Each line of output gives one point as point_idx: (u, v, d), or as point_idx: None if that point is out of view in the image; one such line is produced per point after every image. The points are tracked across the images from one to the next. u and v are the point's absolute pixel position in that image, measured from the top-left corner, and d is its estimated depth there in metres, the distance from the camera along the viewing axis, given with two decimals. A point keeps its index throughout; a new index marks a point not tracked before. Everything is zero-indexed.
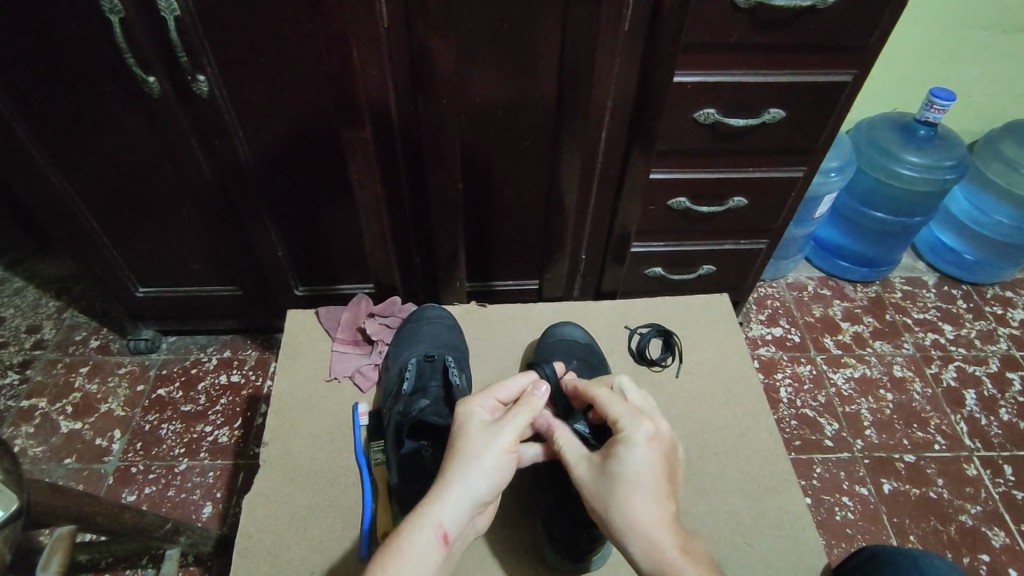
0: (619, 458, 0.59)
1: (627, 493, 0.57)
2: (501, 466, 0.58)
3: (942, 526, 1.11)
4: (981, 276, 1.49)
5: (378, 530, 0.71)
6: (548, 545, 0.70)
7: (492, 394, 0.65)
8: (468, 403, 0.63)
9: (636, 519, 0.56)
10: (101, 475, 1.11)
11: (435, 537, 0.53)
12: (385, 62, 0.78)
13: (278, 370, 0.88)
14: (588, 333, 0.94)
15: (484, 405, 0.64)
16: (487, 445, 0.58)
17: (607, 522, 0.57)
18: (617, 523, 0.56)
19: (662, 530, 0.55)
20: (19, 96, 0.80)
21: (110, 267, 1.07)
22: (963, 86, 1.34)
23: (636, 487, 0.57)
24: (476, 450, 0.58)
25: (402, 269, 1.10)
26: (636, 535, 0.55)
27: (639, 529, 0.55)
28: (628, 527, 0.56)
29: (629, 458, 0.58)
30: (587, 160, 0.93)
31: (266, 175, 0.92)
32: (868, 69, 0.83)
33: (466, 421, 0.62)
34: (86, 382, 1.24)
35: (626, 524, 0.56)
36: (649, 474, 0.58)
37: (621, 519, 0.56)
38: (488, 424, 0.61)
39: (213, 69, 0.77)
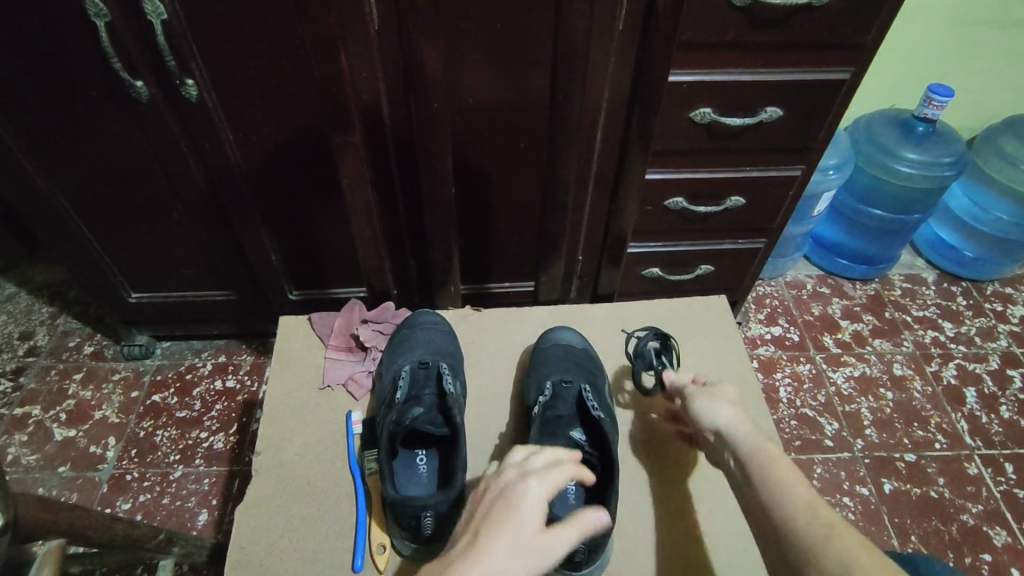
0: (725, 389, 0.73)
1: (731, 402, 0.70)
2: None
3: (944, 526, 1.11)
4: (981, 272, 1.48)
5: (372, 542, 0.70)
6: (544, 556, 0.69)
7: (556, 477, 0.56)
8: (533, 484, 0.55)
9: (734, 412, 0.68)
10: (95, 483, 1.10)
11: None
12: (376, 65, 0.77)
13: (270, 378, 0.87)
14: (584, 337, 0.93)
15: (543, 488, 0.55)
16: (532, 548, 0.50)
17: (718, 419, 0.68)
18: (719, 410, 0.68)
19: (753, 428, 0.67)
20: (13, 98, 0.79)
21: (101, 273, 1.06)
22: (961, 82, 1.33)
23: (735, 402, 0.70)
24: (520, 548, 0.50)
25: (397, 273, 1.09)
26: (734, 420, 0.67)
27: (734, 416, 0.67)
28: (727, 412, 0.68)
29: (731, 389, 0.73)
30: (582, 162, 0.92)
31: (258, 179, 0.91)
32: (865, 66, 0.82)
33: (524, 507, 0.53)
34: (79, 389, 1.23)
35: (726, 412, 0.68)
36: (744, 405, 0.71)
37: (723, 408, 0.68)
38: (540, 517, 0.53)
39: (201, 73, 0.76)
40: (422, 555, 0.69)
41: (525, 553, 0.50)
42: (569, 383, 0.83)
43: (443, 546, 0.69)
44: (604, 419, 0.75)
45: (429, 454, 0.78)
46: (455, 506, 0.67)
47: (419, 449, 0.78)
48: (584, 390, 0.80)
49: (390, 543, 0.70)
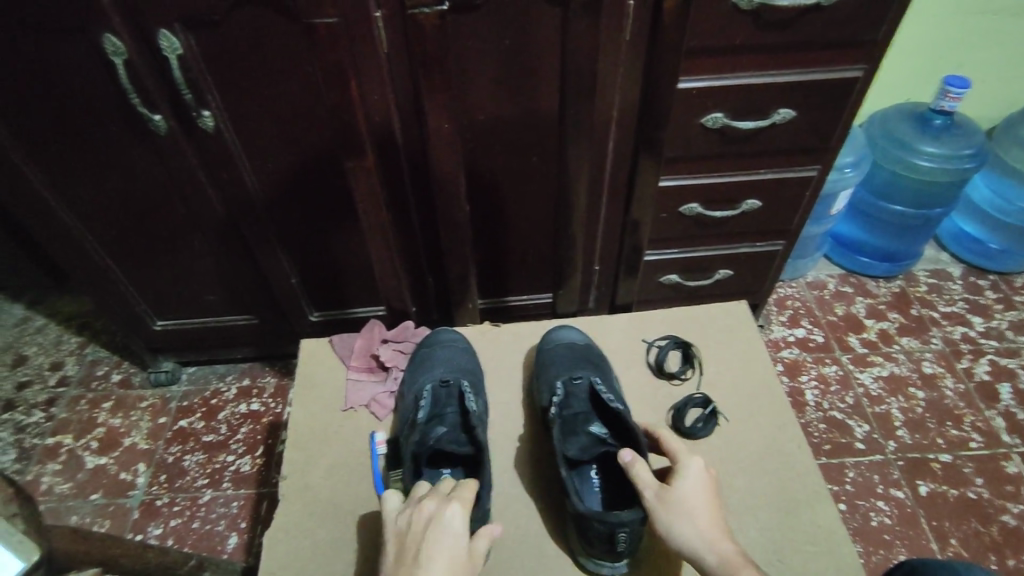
0: (687, 482, 0.66)
1: (699, 509, 0.64)
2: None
3: (985, 528, 1.07)
4: (1009, 265, 1.45)
5: None
6: (581, 548, 0.70)
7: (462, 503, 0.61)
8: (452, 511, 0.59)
9: (706, 524, 0.63)
10: (127, 509, 1.12)
11: None
12: (386, 88, 0.78)
13: (293, 401, 0.88)
14: (596, 345, 0.93)
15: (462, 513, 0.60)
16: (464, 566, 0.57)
17: (675, 532, 0.63)
18: (687, 534, 0.63)
19: (726, 536, 0.63)
20: (30, 127, 0.80)
21: (127, 302, 1.08)
22: (978, 73, 1.31)
23: (700, 506, 0.64)
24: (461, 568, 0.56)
25: (414, 291, 1.09)
26: (706, 541, 0.62)
27: (705, 534, 0.63)
28: (698, 535, 0.62)
29: (691, 482, 0.66)
30: (594, 172, 0.92)
31: (274, 205, 0.92)
32: (877, 64, 0.81)
33: (448, 539, 0.57)
34: (109, 417, 1.25)
35: (697, 534, 0.62)
36: (710, 501, 0.65)
37: (691, 530, 0.63)
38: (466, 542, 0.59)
39: (217, 104, 0.78)
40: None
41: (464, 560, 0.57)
42: (579, 379, 0.83)
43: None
44: (621, 409, 0.76)
45: (453, 472, 0.78)
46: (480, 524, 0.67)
47: (443, 468, 0.79)
48: (596, 382, 0.81)
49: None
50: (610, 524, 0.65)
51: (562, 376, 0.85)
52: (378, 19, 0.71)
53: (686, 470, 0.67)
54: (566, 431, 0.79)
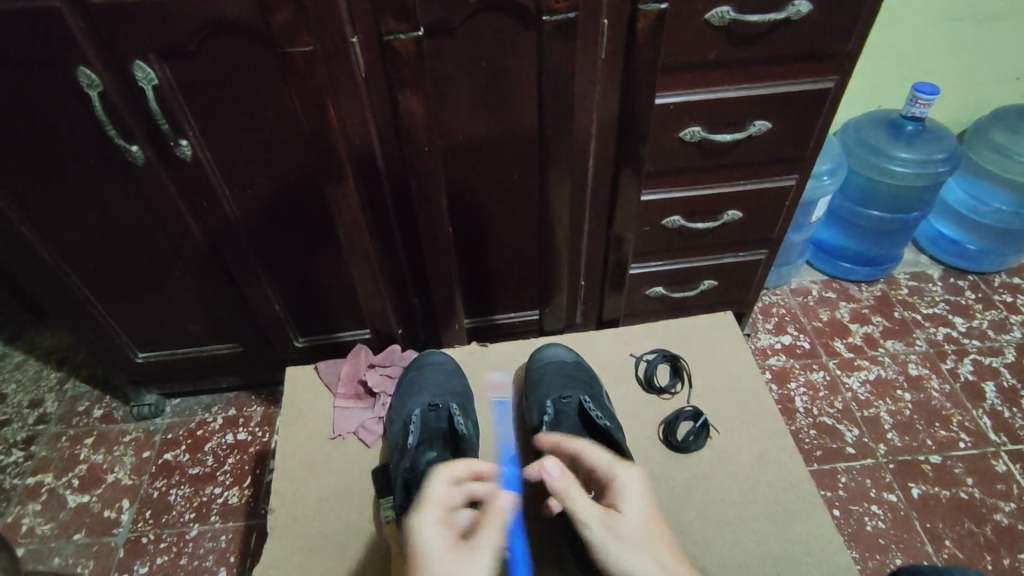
0: (627, 498, 0.65)
1: (642, 531, 0.62)
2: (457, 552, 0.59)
3: (978, 528, 1.08)
4: (987, 265, 1.47)
5: None
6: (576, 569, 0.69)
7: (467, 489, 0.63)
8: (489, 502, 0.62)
9: (660, 548, 0.61)
10: (111, 548, 1.09)
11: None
12: (366, 112, 0.78)
13: (280, 433, 0.87)
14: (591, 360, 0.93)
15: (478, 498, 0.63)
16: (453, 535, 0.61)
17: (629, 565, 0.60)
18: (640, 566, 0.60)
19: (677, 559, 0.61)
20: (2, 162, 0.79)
21: (107, 336, 1.06)
22: (946, 78, 1.34)
23: (649, 525, 0.63)
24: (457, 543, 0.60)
25: (399, 314, 1.09)
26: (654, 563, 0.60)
27: (663, 557, 0.60)
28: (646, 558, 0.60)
29: (631, 499, 0.65)
30: (576, 189, 0.92)
31: (256, 232, 0.91)
32: (848, 74, 0.82)
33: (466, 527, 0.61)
34: (91, 453, 1.22)
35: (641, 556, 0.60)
36: (655, 517, 0.65)
37: (645, 560, 0.60)
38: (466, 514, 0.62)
39: (194, 132, 0.78)
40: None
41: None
42: (569, 398, 0.83)
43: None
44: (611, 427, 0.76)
45: None
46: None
47: None
48: (585, 400, 0.82)
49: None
50: None
51: (551, 394, 0.85)
52: (355, 45, 0.72)
53: (620, 486, 0.66)
54: (558, 450, 0.79)
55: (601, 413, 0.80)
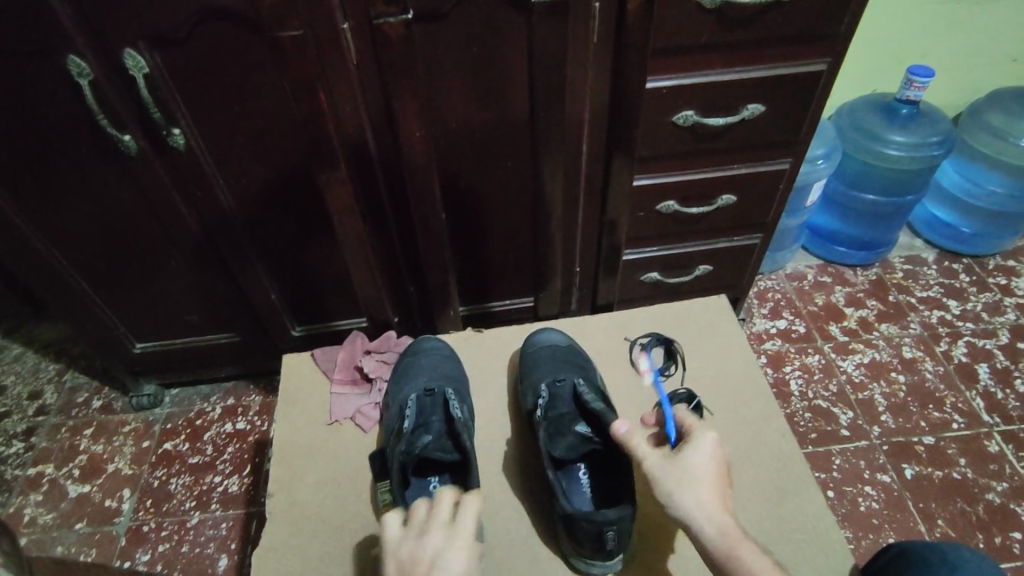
0: (695, 451, 0.63)
1: (704, 482, 0.61)
2: None
3: (970, 507, 1.09)
4: (981, 248, 1.48)
5: None
6: (572, 548, 0.70)
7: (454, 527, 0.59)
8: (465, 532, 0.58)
9: (711, 499, 0.60)
10: (113, 537, 1.10)
11: None
12: (358, 98, 0.78)
13: (278, 418, 0.88)
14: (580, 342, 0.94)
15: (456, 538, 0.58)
16: None
17: (679, 503, 0.60)
18: (688, 504, 0.60)
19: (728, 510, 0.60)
20: None
21: (104, 326, 1.06)
22: (941, 60, 1.34)
23: (710, 478, 0.62)
24: None
25: (395, 301, 1.09)
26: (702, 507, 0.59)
27: (709, 507, 0.60)
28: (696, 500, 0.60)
29: (702, 454, 0.63)
30: (570, 175, 0.92)
31: (250, 220, 0.91)
32: (841, 56, 0.82)
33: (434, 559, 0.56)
34: (91, 444, 1.22)
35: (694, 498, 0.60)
36: (720, 476, 0.62)
37: (693, 499, 0.60)
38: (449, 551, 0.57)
39: (187, 121, 0.77)
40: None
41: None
42: (562, 382, 0.84)
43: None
44: (603, 409, 0.77)
45: (439, 482, 0.78)
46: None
47: (430, 477, 0.78)
48: (578, 382, 0.82)
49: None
50: (598, 523, 0.65)
51: (545, 378, 0.85)
52: (346, 31, 0.71)
53: (698, 442, 0.64)
54: (551, 433, 0.79)
55: (592, 394, 0.80)
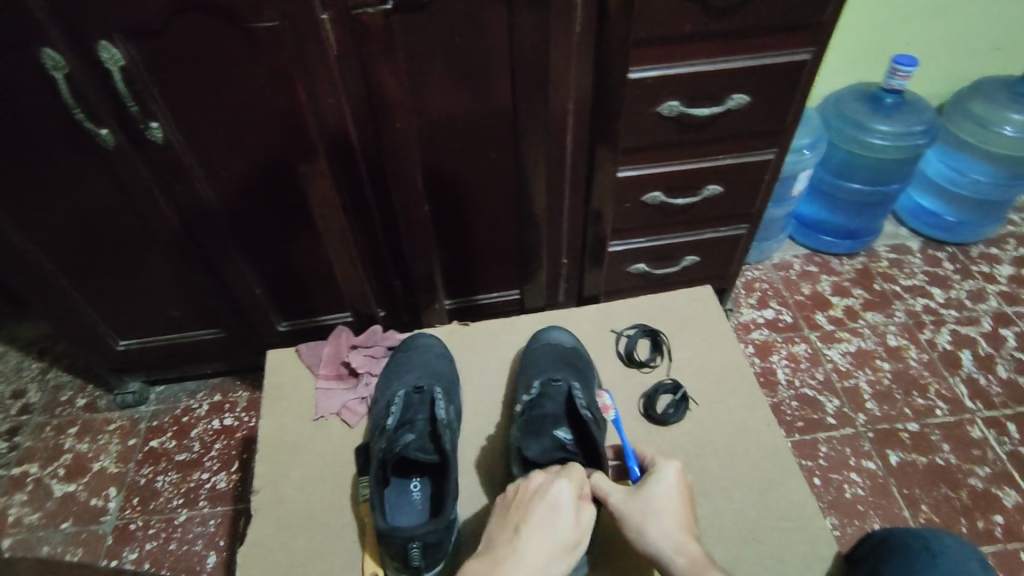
0: (658, 484, 0.68)
1: (670, 514, 0.65)
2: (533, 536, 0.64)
3: (954, 492, 1.11)
4: (965, 236, 1.49)
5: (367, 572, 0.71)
6: None
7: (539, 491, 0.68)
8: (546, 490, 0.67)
9: (674, 528, 0.64)
10: (99, 536, 1.09)
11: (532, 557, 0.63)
12: (339, 91, 0.77)
13: (263, 414, 0.87)
14: (576, 338, 0.93)
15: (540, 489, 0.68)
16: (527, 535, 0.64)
17: (648, 533, 0.64)
18: (657, 536, 0.64)
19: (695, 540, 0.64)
20: None
21: (86, 324, 1.05)
22: (925, 49, 1.34)
23: (672, 507, 0.66)
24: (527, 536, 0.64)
25: (382, 294, 1.08)
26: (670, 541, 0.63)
27: (675, 535, 0.64)
28: (663, 532, 0.64)
29: (665, 486, 0.67)
30: (555, 166, 0.92)
31: (232, 215, 0.90)
32: (825, 46, 0.82)
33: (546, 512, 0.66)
34: (76, 442, 1.21)
35: (661, 532, 0.64)
36: (683, 505, 0.66)
37: (661, 531, 0.64)
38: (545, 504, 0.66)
39: (164, 115, 0.76)
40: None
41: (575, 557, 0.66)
42: (558, 382, 0.84)
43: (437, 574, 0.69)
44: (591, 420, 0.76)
45: (421, 482, 0.78)
46: (443, 536, 0.66)
47: (413, 476, 0.78)
48: (574, 385, 0.81)
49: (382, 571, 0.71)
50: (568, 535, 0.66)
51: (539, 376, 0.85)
52: (326, 21, 0.70)
53: (665, 473, 0.68)
54: (530, 432, 0.79)
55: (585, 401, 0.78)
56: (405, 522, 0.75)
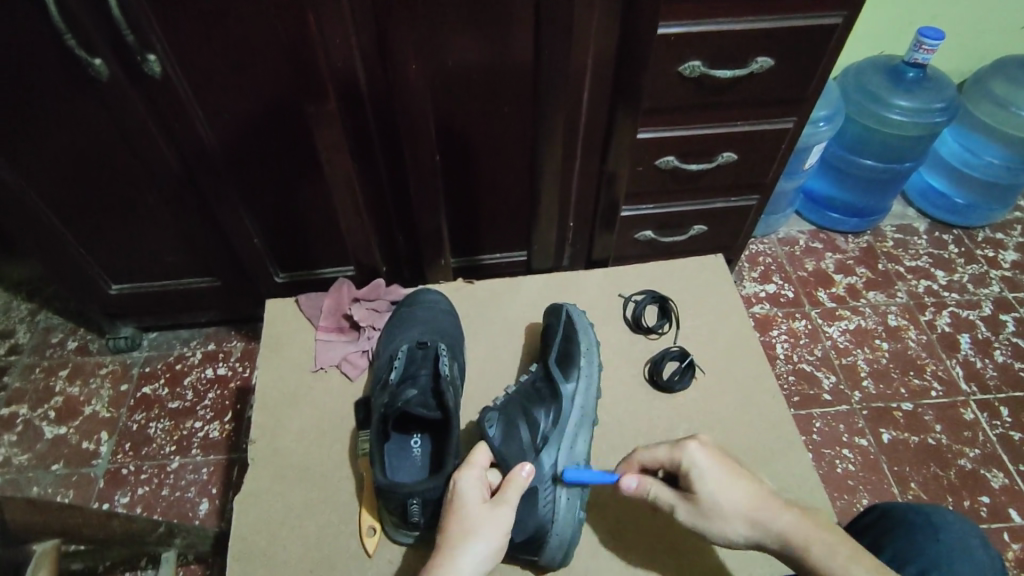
0: (699, 484, 0.62)
1: (736, 496, 0.61)
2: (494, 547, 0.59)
3: (943, 472, 1.12)
4: (973, 219, 1.48)
5: (362, 523, 0.71)
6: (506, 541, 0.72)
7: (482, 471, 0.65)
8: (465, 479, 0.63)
9: (740, 520, 0.60)
10: (91, 479, 1.08)
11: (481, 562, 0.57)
12: (348, 30, 0.73)
13: (261, 363, 0.86)
14: (560, 309, 0.85)
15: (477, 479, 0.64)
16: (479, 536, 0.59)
17: (727, 536, 0.62)
18: (737, 534, 0.61)
19: (781, 505, 0.60)
20: None
21: (78, 266, 1.02)
22: (952, 23, 1.30)
23: (725, 498, 0.61)
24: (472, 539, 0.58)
25: (384, 248, 1.06)
26: (755, 525, 0.60)
27: (750, 525, 0.60)
28: (743, 518, 0.60)
29: (705, 484, 0.62)
30: (568, 124, 0.89)
31: (232, 159, 0.87)
32: (857, 10, 0.78)
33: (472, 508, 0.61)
34: (66, 385, 1.20)
35: (743, 522, 0.60)
36: (729, 484, 0.61)
37: (736, 530, 0.61)
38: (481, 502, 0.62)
39: (163, 47, 0.72)
40: (414, 539, 0.69)
41: (499, 538, 0.60)
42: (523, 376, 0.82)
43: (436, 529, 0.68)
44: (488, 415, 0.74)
45: (422, 438, 0.77)
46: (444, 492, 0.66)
47: (413, 432, 0.77)
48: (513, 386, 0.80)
49: (380, 524, 0.71)
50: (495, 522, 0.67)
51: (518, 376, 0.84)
52: None
53: (693, 465, 0.63)
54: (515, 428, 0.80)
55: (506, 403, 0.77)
56: (405, 477, 0.74)
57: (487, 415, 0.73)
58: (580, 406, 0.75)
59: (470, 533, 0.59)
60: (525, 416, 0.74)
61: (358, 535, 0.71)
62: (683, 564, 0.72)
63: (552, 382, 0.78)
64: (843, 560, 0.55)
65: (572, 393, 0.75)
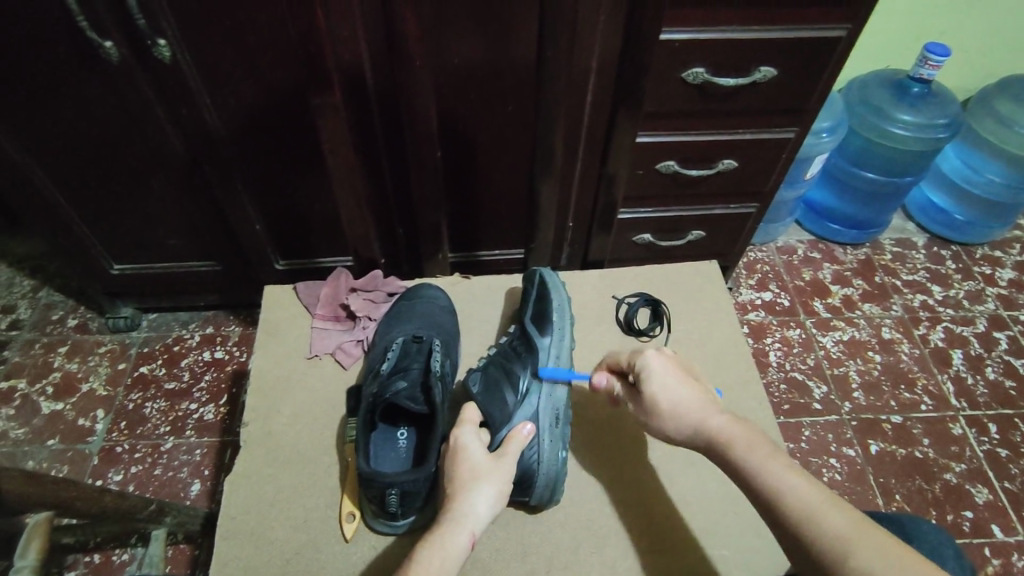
0: (651, 385, 0.66)
1: (679, 395, 0.65)
2: (493, 507, 0.61)
3: (928, 485, 1.13)
4: (972, 236, 1.48)
5: (342, 508, 0.72)
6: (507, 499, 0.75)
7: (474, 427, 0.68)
8: (460, 436, 0.66)
9: (682, 414, 0.64)
10: (86, 455, 1.10)
11: (467, 540, 0.58)
12: (356, 23, 0.74)
13: (256, 348, 0.87)
14: (533, 273, 0.89)
15: (473, 433, 0.67)
16: (474, 500, 0.60)
17: (672, 435, 0.65)
18: (679, 433, 0.64)
19: (718, 410, 0.63)
20: None
21: (81, 245, 1.03)
22: (959, 40, 1.30)
23: (674, 393, 0.65)
24: (468, 505, 0.60)
25: (383, 240, 1.07)
26: (690, 423, 0.63)
27: (691, 421, 0.63)
28: (680, 415, 0.64)
29: (656, 384, 0.66)
30: (570, 124, 0.89)
31: (237, 145, 0.88)
32: (861, 24, 0.79)
33: (473, 461, 0.64)
34: (65, 362, 1.21)
35: (678, 418, 0.64)
36: (679, 382, 0.66)
37: (678, 427, 0.64)
38: (479, 456, 0.64)
39: (173, 32, 0.73)
40: (390, 530, 0.70)
41: (505, 480, 0.63)
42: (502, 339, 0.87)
43: (412, 522, 0.69)
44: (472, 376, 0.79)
45: (409, 431, 0.78)
46: (421, 485, 0.66)
47: (401, 424, 0.78)
48: (490, 349, 0.85)
49: (359, 512, 0.72)
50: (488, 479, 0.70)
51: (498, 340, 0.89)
52: None
53: (644, 371, 0.67)
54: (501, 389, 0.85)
55: (486, 362, 0.82)
56: (387, 468, 0.75)
57: (470, 376, 0.79)
58: (555, 356, 0.80)
59: (472, 489, 0.61)
60: (505, 373, 0.78)
61: (339, 520, 0.72)
62: (680, 560, 0.72)
63: (527, 339, 0.82)
64: (764, 454, 0.58)
65: (547, 345, 0.80)
